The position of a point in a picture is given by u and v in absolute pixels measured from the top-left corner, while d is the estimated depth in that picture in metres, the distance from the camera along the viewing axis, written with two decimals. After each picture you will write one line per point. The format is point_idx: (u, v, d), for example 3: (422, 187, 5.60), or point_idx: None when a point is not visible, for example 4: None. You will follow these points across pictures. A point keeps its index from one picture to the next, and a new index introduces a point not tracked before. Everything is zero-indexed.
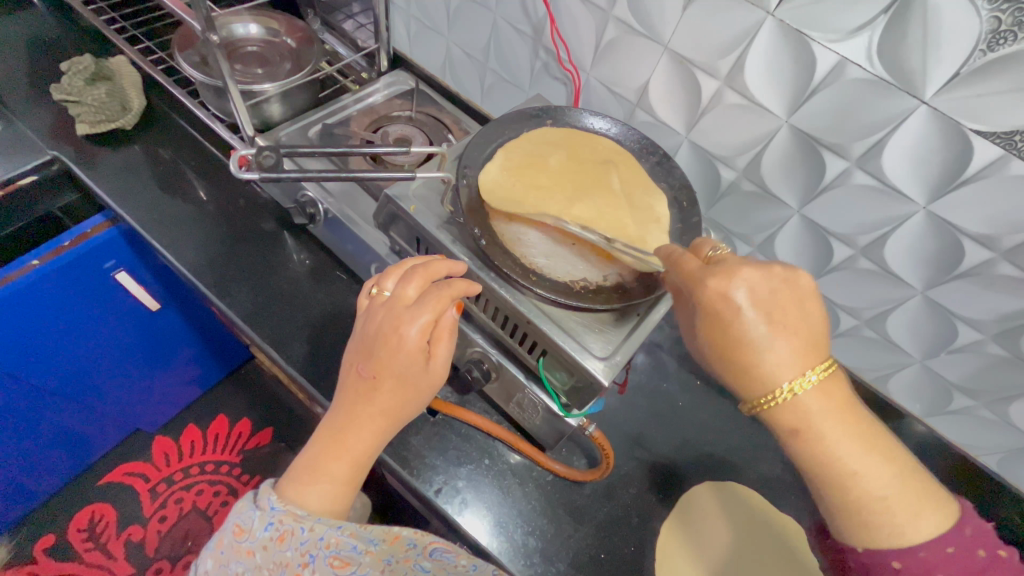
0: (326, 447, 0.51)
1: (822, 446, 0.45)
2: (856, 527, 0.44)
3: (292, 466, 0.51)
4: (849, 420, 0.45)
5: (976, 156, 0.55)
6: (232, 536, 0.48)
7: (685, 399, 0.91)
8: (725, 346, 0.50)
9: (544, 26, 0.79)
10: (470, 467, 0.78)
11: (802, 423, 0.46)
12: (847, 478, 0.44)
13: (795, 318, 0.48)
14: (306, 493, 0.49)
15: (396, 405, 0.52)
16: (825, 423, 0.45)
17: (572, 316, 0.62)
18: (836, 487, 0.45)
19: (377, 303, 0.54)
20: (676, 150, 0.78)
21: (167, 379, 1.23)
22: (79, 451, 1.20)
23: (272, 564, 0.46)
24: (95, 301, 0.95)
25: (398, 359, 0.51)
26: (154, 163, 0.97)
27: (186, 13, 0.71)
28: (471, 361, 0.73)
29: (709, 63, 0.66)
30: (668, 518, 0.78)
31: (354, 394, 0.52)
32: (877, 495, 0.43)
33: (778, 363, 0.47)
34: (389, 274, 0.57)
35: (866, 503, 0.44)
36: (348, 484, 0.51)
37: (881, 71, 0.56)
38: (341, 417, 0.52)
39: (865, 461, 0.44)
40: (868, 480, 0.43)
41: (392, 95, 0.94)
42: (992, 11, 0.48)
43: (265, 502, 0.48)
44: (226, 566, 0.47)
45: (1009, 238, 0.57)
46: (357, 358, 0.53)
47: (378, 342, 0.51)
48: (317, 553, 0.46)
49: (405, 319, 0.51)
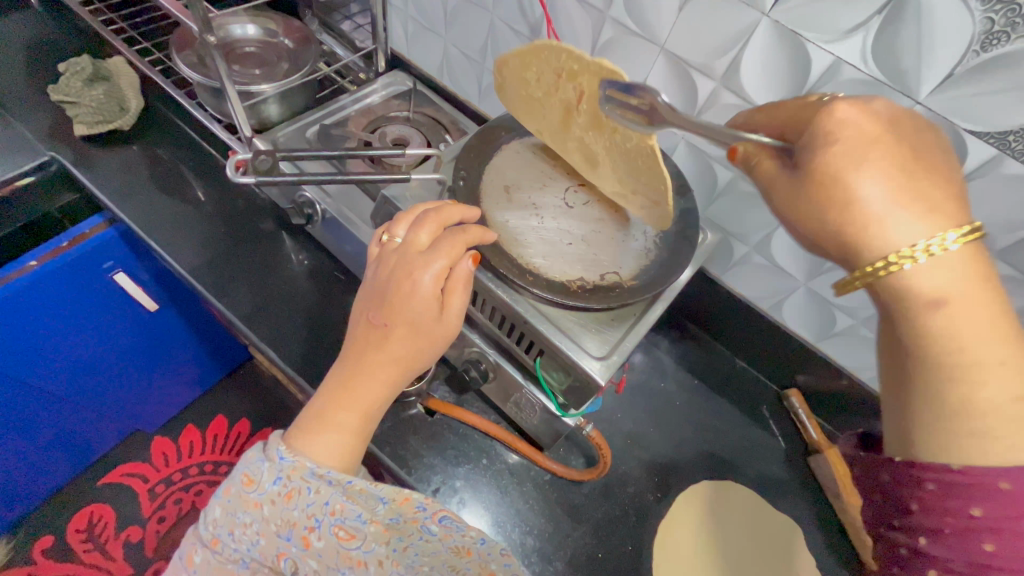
0: (336, 396, 0.51)
1: (954, 330, 0.35)
2: (954, 440, 0.34)
3: (302, 415, 0.52)
4: (989, 303, 0.35)
5: (969, 156, 0.55)
6: (240, 486, 0.49)
7: (683, 398, 0.92)
8: (845, 197, 0.38)
9: (541, 26, 0.79)
10: (469, 467, 0.78)
11: (946, 291, 0.35)
12: (971, 372, 0.34)
13: (929, 168, 0.38)
14: (317, 443, 0.50)
15: (408, 354, 0.52)
16: (964, 296, 0.35)
17: (570, 315, 0.62)
18: (944, 378, 0.35)
19: (391, 251, 0.55)
20: (673, 150, 0.78)
21: (165, 379, 1.23)
22: (78, 452, 1.20)
23: (280, 520, 0.47)
24: (94, 302, 0.96)
25: (412, 305, 0.51)
26: (153, 163, 0.97)
27: (182, 14, 0.70)
28: (468, 360, 0.74)
29: (705, 63, 0.66)
30: (665, 518, 0.79)
31: (364, 343, 0.52)
32: (998, 396, 0.34)
33: (908, 223, 0.36)
34: (401, 222, 0.57)
35: (980, 408, 0.34)
36: (357, 435, 0.51)
37: (876, 72, 0.56)
38: (351, 365, 0.52)
39: (1005, 354, 0.34)
40: (998, 379, 0.34)
41: (389, 95, 0.95)
42: (985, 12, 0.49)
43: (274, 453, 0.49)
44: (234, 515, 0.48)
45: (1003, 238, 0.58)
46: (368, 306, 0.53)
47: (391, 288, 0.52)
48: (322, 518, 0.46)
49: (420, 264, 0.52)
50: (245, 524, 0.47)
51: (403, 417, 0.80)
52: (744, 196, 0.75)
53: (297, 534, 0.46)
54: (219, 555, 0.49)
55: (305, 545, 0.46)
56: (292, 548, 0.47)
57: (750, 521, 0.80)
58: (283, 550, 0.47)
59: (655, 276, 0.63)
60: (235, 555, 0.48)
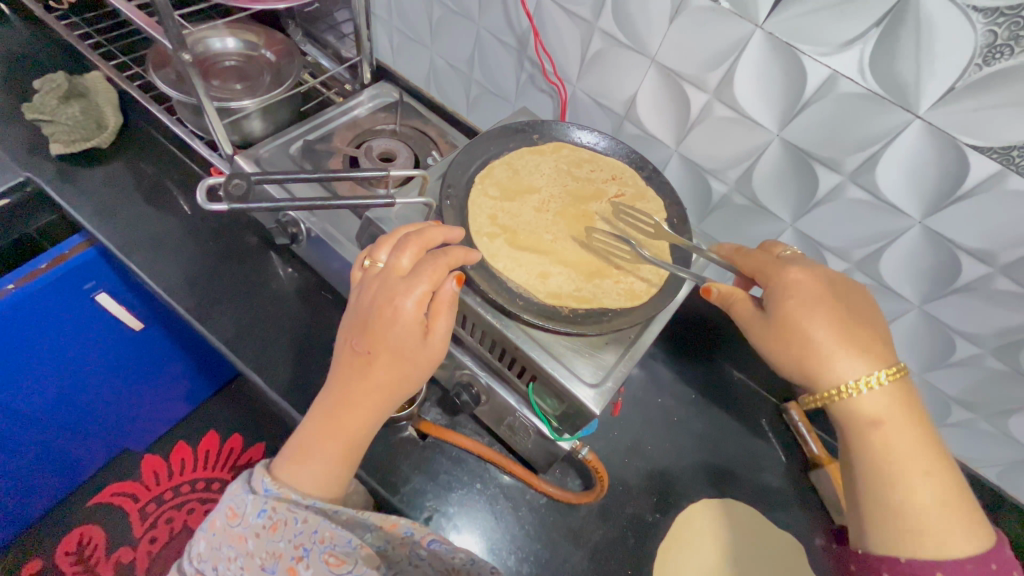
0: (321, 425, 0.49)
1: (888, 445, 0.47)
2: (897, 536, 0.46)
3: (288, 443, 0.50)
4: (914, 427, 0.48)
5: (972, 171, 0.53)
6: (225, 519, 0.47)
7: (681, 412, 0.89)
8: (793, 340, 0.51)
9: (528, 38, 0.77)
10: (462, 491, 0.76)
11: (880, 418, 0.48)
12: (906, 482, 0.46)
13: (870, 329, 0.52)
14: (302, 473, 0.48)
15: (394, 380, 0.49)
16: (892, 423, 0.48)
17: (561, 340, 0.60)
18: (890, 487, 0.47)
19: (374, 274, 0.53)
20: (666, 163, 0.76)
21: (155, 396, 1.19)
22: (66, 474, 1.17)
23: (266, 552, 0.45)
24: (75, 323, 0.92)
25: (396, 333, 0.49)
26: (137, 179, 0.95)
27: (155, 31, 0.68)
28: (460, 384, 0.71)
29: (697, 76, 0.65)
30: (664, 540, 0.77)
31: (348, 371, 0.49)
32: (930, 502, 0.46)
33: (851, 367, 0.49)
34: (385, 243, 0.55)
35: (927, 512, 0.45)
36: (343, 464, 0.49)
37: (873, 85, 0.54)
38: (335, 394, 0.49)
39: (929, 466, 0.47)
40: (926, 486, 0.46)
41: (376, 108, 0.92)
42: (987, 25, 0.47)
43: (258, 484, 0.47)
44: (219, 549, 0.47)
45: (1007, 253, 0.56)
46: (352, 333, 0.50)
47: (375, 314, 0.49)
48: (311, 547, 0.45)
49: (404, 288, 0.49)
50: (230, 558, 0.46)
51: (394, 440, 0.78)
52: (739, 209, 0.73)
53: (283, 566, 0.45)
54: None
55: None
56: None
57: (754, 534, 0.79)
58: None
59: (650, 296, 0.61)
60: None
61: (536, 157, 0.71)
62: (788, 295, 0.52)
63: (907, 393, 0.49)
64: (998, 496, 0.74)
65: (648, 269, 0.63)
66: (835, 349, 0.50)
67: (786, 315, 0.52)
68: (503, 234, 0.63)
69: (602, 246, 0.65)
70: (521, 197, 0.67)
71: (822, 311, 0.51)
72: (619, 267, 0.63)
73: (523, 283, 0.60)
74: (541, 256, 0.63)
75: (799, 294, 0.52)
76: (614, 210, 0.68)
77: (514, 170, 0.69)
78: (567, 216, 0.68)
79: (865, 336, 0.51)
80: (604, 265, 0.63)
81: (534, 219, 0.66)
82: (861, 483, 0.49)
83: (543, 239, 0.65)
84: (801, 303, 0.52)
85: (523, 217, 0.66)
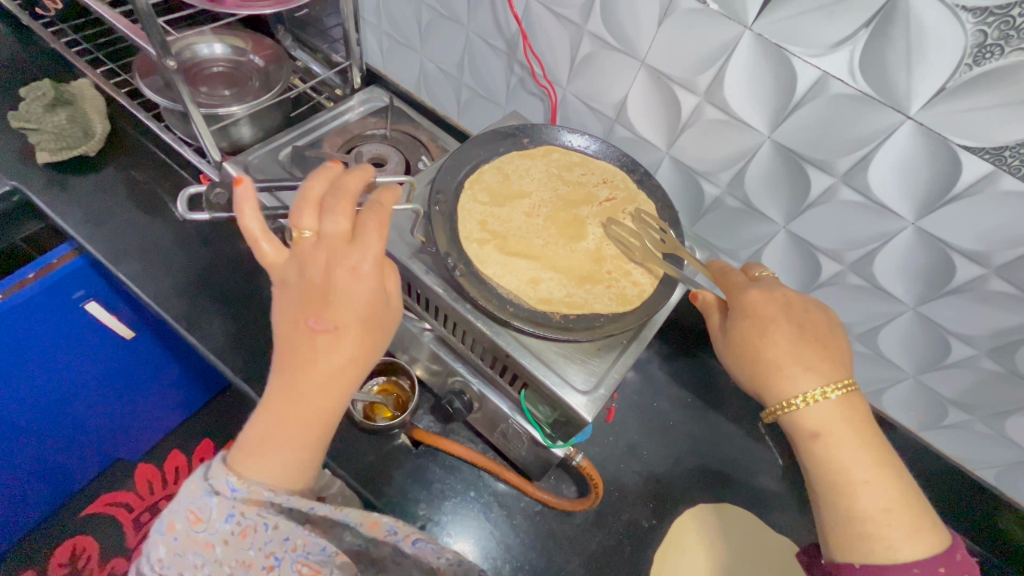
0: (281, 413, 0.44)
1: (833, 455, 0.45)
2: (847, 543, 0.44)
3: (240, 439, 0.44)
4: (862, 433, 0.45)
5: (964, 171, 0.53)
6: (186, 524, 0.42)
7: (676, 416, 0.89)
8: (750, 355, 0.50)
9: (517, 42, 0.77)
10: (455, 500, 0.75)
11: (824, 427, 0.45)
12: (852, 488, 0.44)
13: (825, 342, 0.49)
14: (268, 471, 0.43)
15: (360, 354, 0.46)
16: (838, 431, 0.45)
17: (553, 346, 0.59)
18: (837, 496, 0.44)
19: (309, 244, 0.46)
20: (657, 165, 0.76)
21: (149, 403, 1.17)
22: (58, 486, 1.15)
23: (235, 560, 0.43)
24: (64, 333, 0.91)
25: (358, 304, 0.45)
26: (126, 186, 0.94)
27: (140, 38, 0.67)
28: (452, 391, 0.70)
29: (687, 78, 0.64)
30: (661, 546, 0.76)
31: (303, 350, 0.44)
32: (881, 509, 0.43)
33: (805, 383, 0.47)
34: (309, 203, 0.47)
35: (873, 516, 0.43)
36: (317, 449, 0.45)
37: (864, 87, 0.54)
38: (289, 380, 0.44)
39: (875, 473, 0.44)
40: (870, 493, 0.43)
41: (366, 112, 0.91)
42: (977, 25, 0.46)
43: (221, 484, 0.42)
44: (181, 555, 0.42)
45: (1001, 253, 0.56)
46: (299, 310, 0.45)
47: (328, 287, 0.45)
48: (283, 555, 0.45)
49: (360, 258, 0.46)
50: (196, 566, 0.42)
51: (386, 449, 0.77)
52: (731, 212, 0.73)
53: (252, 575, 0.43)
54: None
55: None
56: None
57: (751, 543, 0.78)
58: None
59: (642, 301, 0.61)
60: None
61: (527, 161, 0.70)
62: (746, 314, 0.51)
63: (858, 404, 0.47)
64: (996, 497, 0.74)
65: (640, 273, 0.63)
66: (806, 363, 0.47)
67: (739, 334, 0.50)
68: (493, 240, 0.63)
69: (593, 250, 0.65)
70: (511, 202, 0.67)
71: (772, 329, 0.49)
72: (610, 272, 0.63)
73: (514, 289, 0.59)
74: (530, 261, 0.62)
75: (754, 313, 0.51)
76: (605, 213, 0.67)
77: (505, 174, 0.68)
78: (558, 220, 0.67)
79: (819, 353, 0.48)
80: (596, 270, 0.63)
81: (525, 224, 0.66)
82: (814, 490, 0.46)
83: (533, 243, 0.64)
84: (755, 321, 0.50)
85: (513, 222, 0.65)
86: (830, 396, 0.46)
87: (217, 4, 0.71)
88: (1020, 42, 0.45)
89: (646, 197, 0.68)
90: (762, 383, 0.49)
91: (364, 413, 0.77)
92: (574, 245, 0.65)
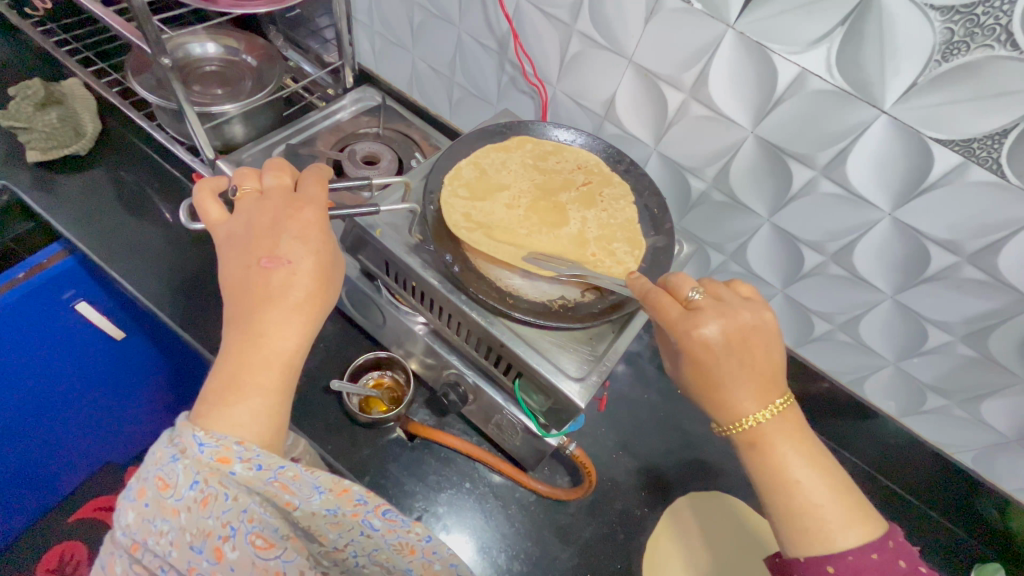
0: (240, 356, 0.47)
1: (771, 461, 0.47)
2: (794, 538, 0.46)
3: (202, 399, 0.45)
4: (801, 441, 0.48)
5: (936, 163, 0.55)
6: (155, 491, 0.41)
7: (667, 409, 0.90)
8: (700, 380, 0.51)
9: (508, 40, 0.79)
10: (451, 491, 0.76)
11: (759, 439, 0.48)
12: (789, 488, 0.46)
13: (761, 356, 0.50)
14: (232, 415, 0.44)
15: (313, 295, 0.50)
16: (780, 441, 0.48)
17: (546, 335, 0.61)
18: (780, 494, 0.47)
19: (250, 203, 0.53)
20: (646, 161, 0.78)
21: (138, 406, 1.13)
22: (47, 492, 1.11)
23: (196, 530, 0.40)
24: (54, 333, 0.90)
25: (305, 245, 0.51)
26: (117, 186, 0.94)
27: (134, 35, 0.68)
28: (447, 383, 0.72)
29: (673, 75, 0.66)
30: (666, 512, 0.80)
31: (256, 295, 0.48)
32: (816, 505, 0.45)
33: (742, 395, 0.49)
34: (250, 174, 0.56)
35: (807, 511, 0.45)
36: (280, 395, 0.47)
37: (842, 82, 0.56)
38: (245, 326, 0.48)
39: (809, 474, 0.47)
40: (805, 490, 0.46)
41: (358, 112, 0.93)
42: (945, 22, 0.49)
43: (189, 440, 0.42)
44: (149, 522, 0.41)
45: (973, 241, 0.58)
46: (248, 260, 0.50)
47: (274, 233, 0.51)
48: (239, 526, 0.40)
49: (301, 205, 0.53)
50: (161, 533, 0.41)
51: (382, 442, 0.79)
52: (718, 205, 0.75)
53: (210, 545, 0.40)
54: (140, 562, 0.42)
55: (217, 559, 0.40)
56: (205, 563, 0.40)
57: (735, 546, 0.77)
58: (194, 565, 0.40)
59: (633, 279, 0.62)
60: (154, 563, 0.41)
61: (502, 155, 0.71)
62: (692, 359, 0.50)
63: (795, 414, 0.50)
64: (973, 480, 0.76)
65: (623, 254, 0.64)
66: (740, 386, 0.49)
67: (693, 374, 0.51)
68: (481, 230, 0.63)
69: (572, 239, 0.66)
70: (492, 195, 0.68)
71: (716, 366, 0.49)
72: (595, 255, 0.64)
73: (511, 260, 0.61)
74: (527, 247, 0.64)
75: (724, 363, 0.49)
76: (583, 199, 0.69)
77: (481, 170, 0.69)
78: (538, 210, 0.69)
79: (757, 369, 0.50)
80: (582, 254, 0.64)
81: (507, 215, 0.67)
82: (766, 505, 0.48)
83: (518, 233, 0.65)
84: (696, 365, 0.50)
85: (496, 215, 0.66)
86: (769, 416, 0.48)
87: (212, 3, 0.71)
88: (985, 39, 0.48)
89: (632, 187, 0.70)
90: (712, 408, 0.51)
91: (360, 407, 0.78)
92: (551, 232, 0.66)
